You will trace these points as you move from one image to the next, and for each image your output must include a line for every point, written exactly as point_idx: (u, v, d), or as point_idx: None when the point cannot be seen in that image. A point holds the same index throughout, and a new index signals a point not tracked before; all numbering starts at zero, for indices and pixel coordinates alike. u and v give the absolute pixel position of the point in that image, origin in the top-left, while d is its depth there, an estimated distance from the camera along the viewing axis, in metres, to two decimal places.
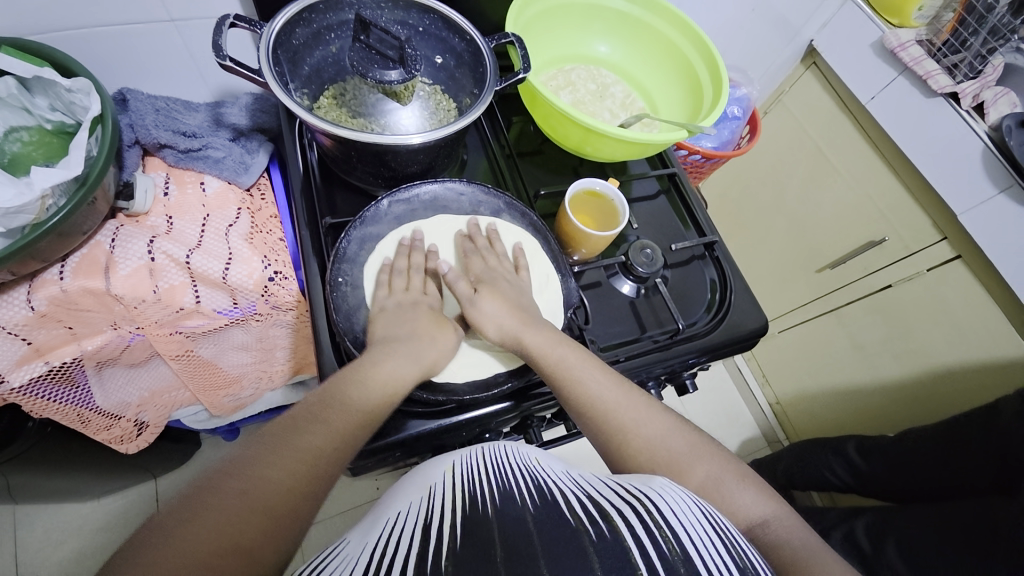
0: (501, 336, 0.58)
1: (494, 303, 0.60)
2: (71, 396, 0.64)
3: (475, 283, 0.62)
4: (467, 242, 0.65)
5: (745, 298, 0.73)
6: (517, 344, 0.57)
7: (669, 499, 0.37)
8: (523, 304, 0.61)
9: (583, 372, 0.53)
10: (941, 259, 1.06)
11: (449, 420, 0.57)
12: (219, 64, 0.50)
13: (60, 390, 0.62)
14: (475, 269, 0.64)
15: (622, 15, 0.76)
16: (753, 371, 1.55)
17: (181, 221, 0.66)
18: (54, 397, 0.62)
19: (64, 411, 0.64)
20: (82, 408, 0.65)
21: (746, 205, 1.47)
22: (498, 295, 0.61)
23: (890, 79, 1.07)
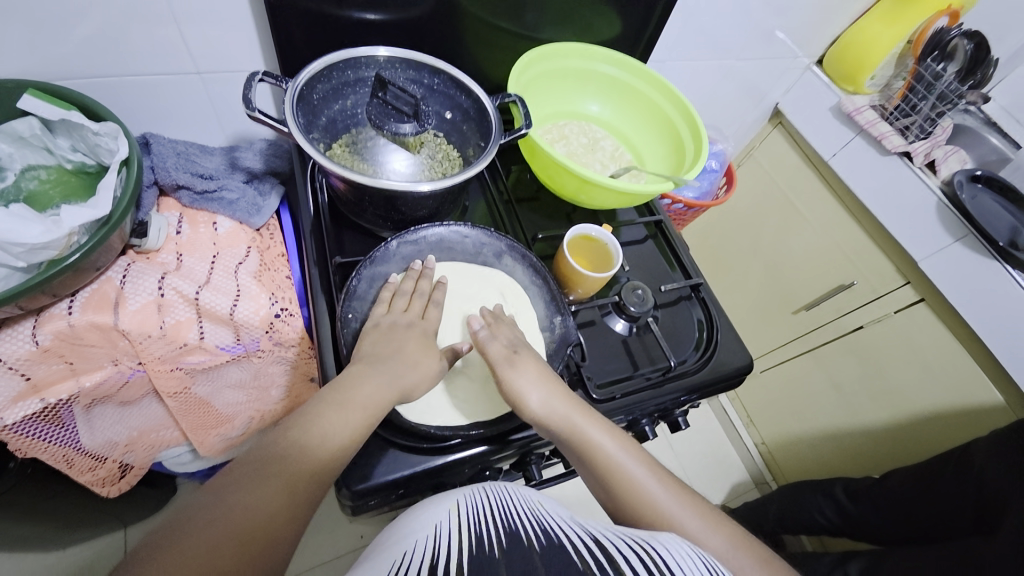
0: (544, 409, 0.56)
1: (533, 371, 0.58)
2: (57, 434, 0.63)
3: (512, 350, 0.60)
4: (494, 314, 0.65)
5: (730, 337, 0.77)
6: (565, 425, 0.56)
7: (672, 549, 0.39)
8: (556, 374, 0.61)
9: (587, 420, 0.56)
10: (907, 301, 1.13)
11: (453, 455, 0.58)
12: (247, 116, 0.55)
13: (47, 429, 0.61)
14: (506, 335, 0.62)
15: (611, 79, 0.84)
16: (738, 411, 1.59)
17: (190, 259, 0.67)
18: (41, 436, 0.61)
19: (51, 451, 0.63)
20: (69, 448, 0.64)
21: (724, 250, 1.55)
22: (536, 363, 0.59)
23: (849, 138, 1.18)
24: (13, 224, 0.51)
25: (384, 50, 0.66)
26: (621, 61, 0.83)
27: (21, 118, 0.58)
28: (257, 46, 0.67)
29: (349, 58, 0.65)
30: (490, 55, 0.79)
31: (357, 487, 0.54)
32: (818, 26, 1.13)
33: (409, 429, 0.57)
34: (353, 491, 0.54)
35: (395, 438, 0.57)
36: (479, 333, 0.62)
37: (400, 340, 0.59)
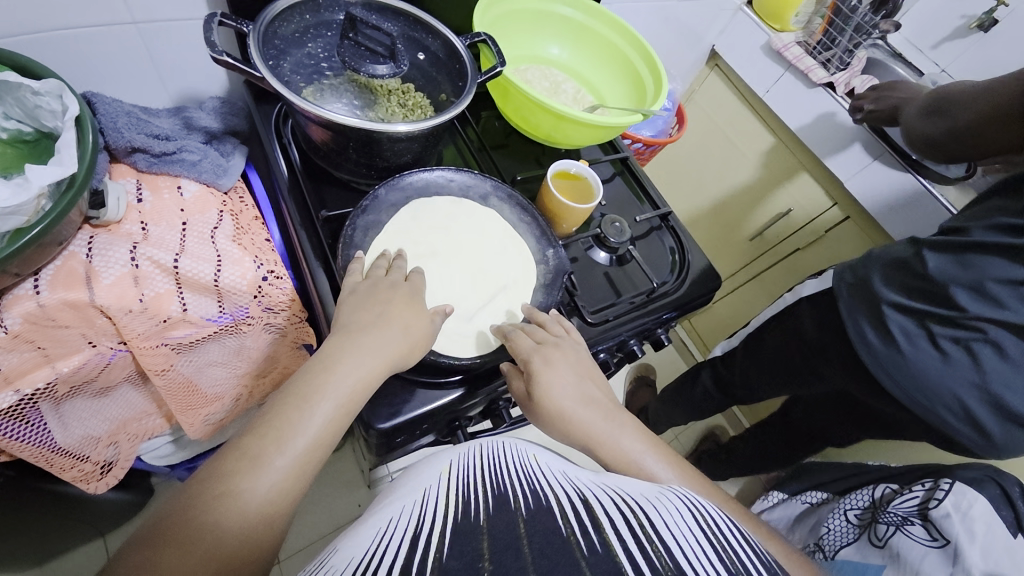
0: (565, 428, 0.57)
1: (551, 390, 0.57)
2: (27, 432, 0.61)
3: (527, 379, 0.58)
4: (502, 332, 0.62)
5: (700, 258, 0.85)
6: (583, 440, 0.57)
7: (666, 513, 0.37)
8: (583, 387, 0.59)
9: (634, 445, 0.57)
10: (836, 221, 1.27)
11: (465, 386, 0.61)
12: (214, 59, 0.52)
13: (16, 427, 0.60)
14: (522, 349, 0.60)
15: (568, 20, 0.85)
16: (696, 342, 1.73)
17: (158, 227, 0.62)
18: (15, 436, 0.61)
19: (29, 450, 0.62)
20: (45, 448, 0.64)
21: (671, 196, 1.65)
22: (550, 375, 0.58)
23: (779, 75, 1.28)
24: None
25: None
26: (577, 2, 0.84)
27: None
28: None
29: None
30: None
31: (382, 426, 0.55)
32: None
33: (427, 367, 0.59)
34: (379, 432, 0.55)
35: (413, 377, 0.59)
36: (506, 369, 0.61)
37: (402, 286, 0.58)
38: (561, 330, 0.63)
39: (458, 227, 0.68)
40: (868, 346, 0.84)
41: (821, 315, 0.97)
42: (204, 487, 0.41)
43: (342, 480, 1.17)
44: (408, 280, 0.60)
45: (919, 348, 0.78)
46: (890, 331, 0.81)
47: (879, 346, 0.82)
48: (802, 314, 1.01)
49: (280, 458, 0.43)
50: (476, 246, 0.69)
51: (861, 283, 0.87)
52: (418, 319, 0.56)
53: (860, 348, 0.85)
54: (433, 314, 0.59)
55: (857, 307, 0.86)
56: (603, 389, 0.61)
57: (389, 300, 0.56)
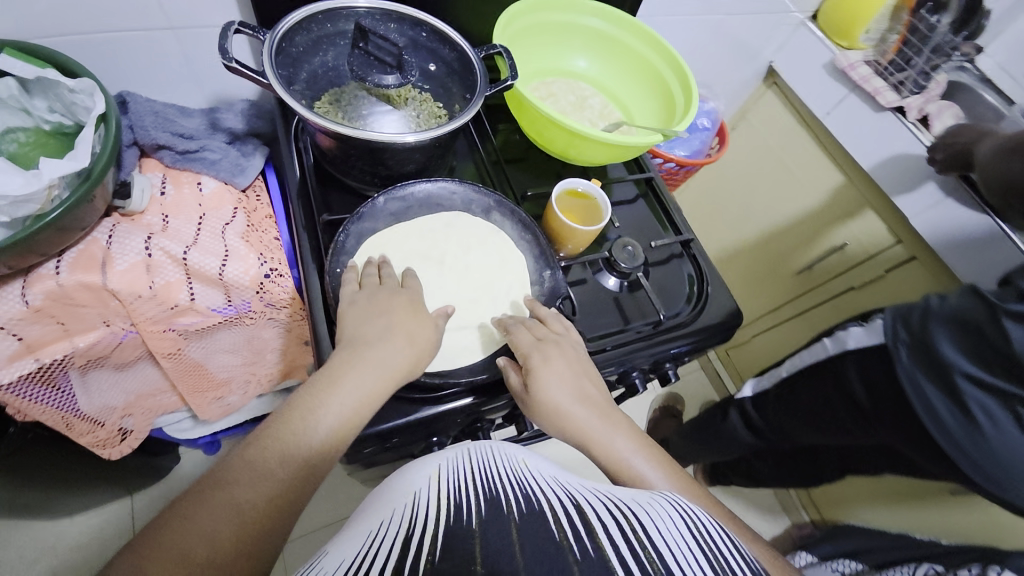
0: (558, 422, 0.56)
1: (550, 383, 0.57)
2: (52, 396, 0.68)
3: (526, 370, 0.58)
4: (503, 324, 0.63)
5: (720, 290, 0.79)
6: (578, 438, 0.56)
7: (656, 522, 0.40)
8: (585, 383, 0.59)
9: (628, 450, 0.56)
10: (898, 260, 1.14)
11: (443, 401, 0.59)
12: (225, 66, 0.54)
13: (42, 391, 0.67)
14: (522, 343, 0.60)
15: (599, 33, 0.82)
16: (731, 376, 1.62)
17: (177, 220, 0.66)
18: (39, 399, 0.67)
19: (51, 414, 0.69)
20: (68, 413, 0.71)
21: (716, 219, 1.56)
22: (549, 370, 0.57)
23: (842, 96, 1.17)
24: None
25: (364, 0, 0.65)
26: (608, 13, 0.80)
27: None
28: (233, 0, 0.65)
29: (329, 9, 0.63)
30: (475, 8, 0.78)
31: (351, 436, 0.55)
32: None
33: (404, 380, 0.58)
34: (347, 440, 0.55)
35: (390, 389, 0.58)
36: (503, 362, 0.60)
37: (385, 296, 0.57)
38: (562, 327, 0.62)
39: (451, 238, 0.68)
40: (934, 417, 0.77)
41: (865, 366, 0.87)
42: (201, 494, 0.42)
43: (346, 475, 1.20)
44: (405, 286, 0.60)
45: (989, 422, 0.71)
46: (964, 405, 0.73)
47: (950, 420, 0.75)
48: (844, 363, 0.90)
49: (281, 471, 0.45)
50: (479, 252, 0.68)
51: (919, 343, 0.78)
52: (409, 329, 0.56)
53: (929, 422, 0.78)
54: (436, 316, 0.60)
55: (916, 366, 0.78)
56: (603, 390, 0.60)
57: (391, 310, 0.56)
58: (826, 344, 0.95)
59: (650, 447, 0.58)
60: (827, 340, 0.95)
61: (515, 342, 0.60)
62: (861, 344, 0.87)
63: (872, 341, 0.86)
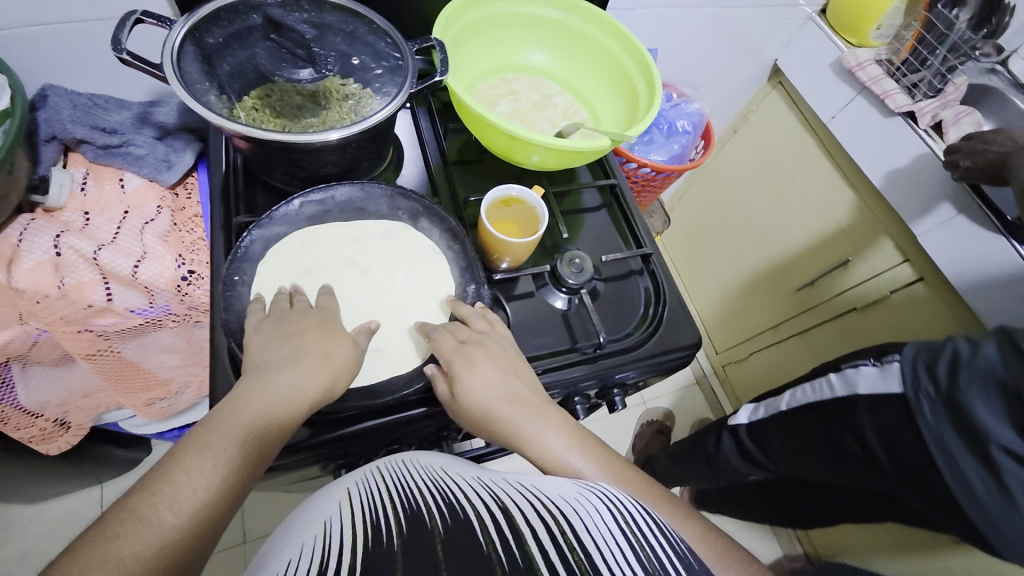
0: (486, 421, 0.52)
1: (471, 384, 0.52)
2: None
3: (448, 375, 0.54)
4: (424, 328, 0.59)
5: (679, 311, 0.72)
6: (509, 438, 0.51)
7: (597, 514, 0.35)
8: (511, 379, 0.54)
9: (562, 447, 0.51)
10: (904, 281, 1.03)
11: (357, 425, 0.55)
12: (117, 59, 0.50)
13: None
14: (444, 346, 0.55)
15: (560, 25, 0.76)
16: (728, 395, 1.52)
17: (97, 218, 0.64)
18: None
19: None
20: (3, 406, 0.69)
21: (716, 227, 1.47)
22: (469, 372, 0.53)
23: (850, 98, 1.06)
24: None
25: None
26: (567, 4, 0.74)
27: None
28: None
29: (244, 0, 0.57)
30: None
31: None
32: None
33: None
34: None
35: None
36: (428, 369, 0.55)
37: (288, 310, 0.53)
38: (485, 324, 0.57)
39: (382, 240, 0.64)
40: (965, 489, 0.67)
41: (882, 414, 0.76)
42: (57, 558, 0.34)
43: None
44: (318, 308, 0.55)
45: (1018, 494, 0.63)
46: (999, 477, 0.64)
47: (982, 488, 0.66)
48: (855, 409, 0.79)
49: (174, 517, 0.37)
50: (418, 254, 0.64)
51: (949, 399, 0.68)
52: (320, 344, 0.51)
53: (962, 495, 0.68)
54: (357, 334, 0.55)
55: (942, 423, 0.68)
56: (535, 385, 0.55)
57: (301, 334, 0.51)
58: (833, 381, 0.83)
59: (589, 439, 0.53)
60: (834, 375, 0.83)
61: (436, 348, 0.56)
62: (875, 389, 0.76)
63: (890, 389, 0.75)
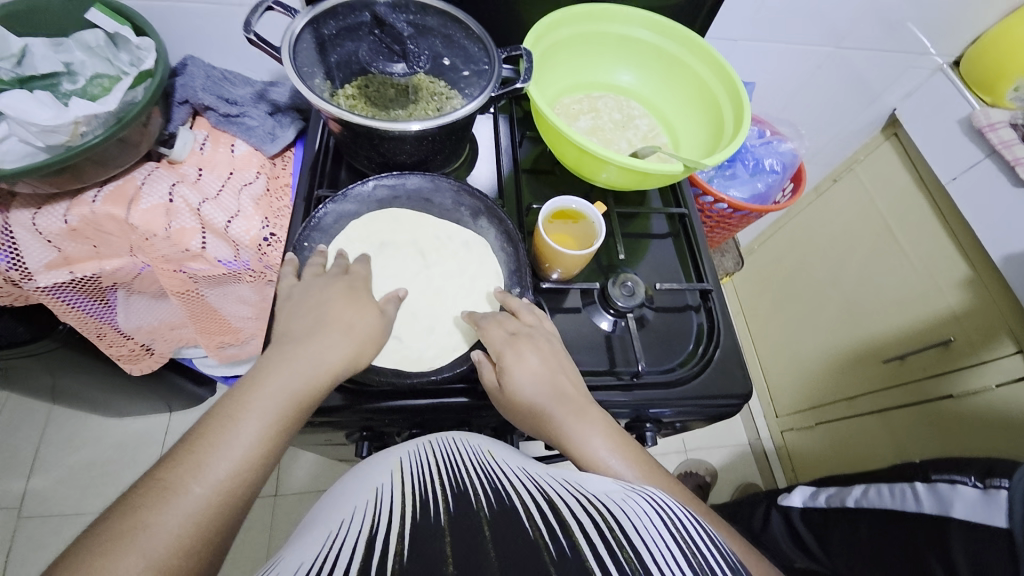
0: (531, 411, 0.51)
1: (519, 377, 0.52)
2: (95, 308, 0.77)
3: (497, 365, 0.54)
4: (472, 317, 0.61)
5: (731, 356, 0.67)
6: (553, 432, 0.51)
7: (639, 516, 0.34)
8: (558, 376, 0.54)
9: (603, 449, 0.50)
10: (1014, 375, 0.90)
11: (389, 401, 0.57)
12: (246, 39, 0.57)
13: (88, 304, 0.75)
14: (494, 338, 0.56)
15: (654, 48, 0.75)
16: (782, 464, 1.38)
17: (208, 175, 0.73)
18: (83, 309, 0.75)
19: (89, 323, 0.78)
20: (105, 324, 0.79)
21: (798, 277, 1.36)
22: (519, 365, 0.53)
23: (977, 160, 0.95)
24: (29, 108, 0.58)
25: None
26: (664, 27, 0.73)
27: (91, 31, 0.67)
28: None
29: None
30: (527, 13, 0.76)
31: None
32: (954, 15, 0.92)
33: None
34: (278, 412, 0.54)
35: None
36: (478, 360, 0.56)
37: (342, 281, 0.57)
38: (534, 318, 0.58)
39: (444, 229, 0.69)
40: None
41: (978, 549, 0.64)
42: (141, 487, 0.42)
43: None
44: (350, 274, 0.58)
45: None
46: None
47: None
48: (945, 532, 0.68)
49: (198, 486, 0.39)
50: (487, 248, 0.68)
51: None
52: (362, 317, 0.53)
53: None
54: (383, 303, 0.57)
55: None
56: (579, 384, 0.55)
57: (328, 301, 0.53)
58: (920, 492, 0.74)
59: (628, 441, 0.52)
60: (922, 484, 0.74)
61: (485, 337, 0.56)
62: (972, 515, 0.66)
63: (991, 520, 0.64)
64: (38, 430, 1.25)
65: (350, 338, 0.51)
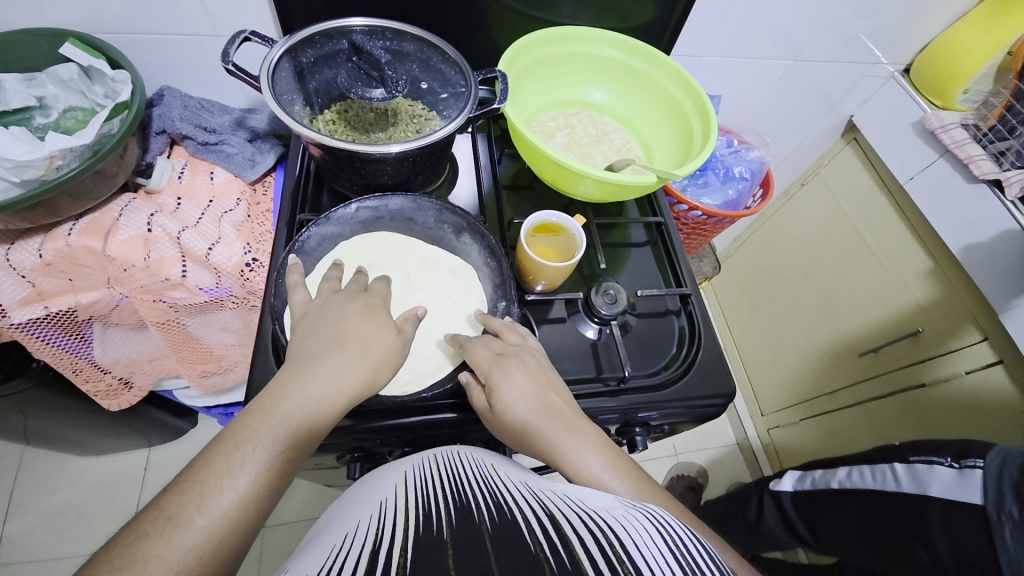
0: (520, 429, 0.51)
1: (508, 395, 0.53)
2: (70, 343, 0.75)
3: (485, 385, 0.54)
4: (456, 340, 0.61)
5: (713, 358, 0.69)
6: (543, 449, 0.51)
7: (637, 530, 0.33)
8: (545, 391, 0.54)
9: (594, 462, 0.50)
10: (982, 362, 0.94)
11: (379, 421, 0.57)
12: (224, 68, 0.58)
13: (66, 339, 0.73)
14: (480, 359, 0.56)
15: (623, 66, 0.78)
16: (769, 462, 1.41)
17: (187, 204, 0.72)
18: (59, 345, 0.73)
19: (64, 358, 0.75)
20: (80, 358, 0.77)
21: (774, 278, 1.40)
22: (505, 383, 0.53)
23: (931, 160, 1.00)
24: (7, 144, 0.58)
25: (362, 20, 0.65)
26: (632, 46, 0.76)
27: (63, 64, 0.67)
28: (268, 15, 0.72)
29: (334, 27, 0.64)
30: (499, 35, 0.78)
31: None
32: (899, 28, 0.98)
33: None
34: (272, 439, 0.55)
35: None
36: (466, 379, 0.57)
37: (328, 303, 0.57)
38: (517, 337, 0.59)
39: (421, 253, 0.69)
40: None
41: (955, 526, 0.66)
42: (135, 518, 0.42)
43: None
44: (368, 290, 0.56)
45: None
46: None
47: None
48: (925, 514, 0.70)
49: (203, 518, 0.37)
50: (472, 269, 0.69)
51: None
52: None
53: None
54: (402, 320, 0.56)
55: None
56: (567, 399, 0.55)
57: (315, 322, 0.53)
58: (899, 473, 0.76)
59: (618, 453, 0.52)
60: (901, 466, 0.75)
61: (472, 359, 0.57)
62: (949, 494, 0.68)
63: (966, 497, 0.66)
64: (9, 475, 1.20)
65: (366, 360, 0.49)
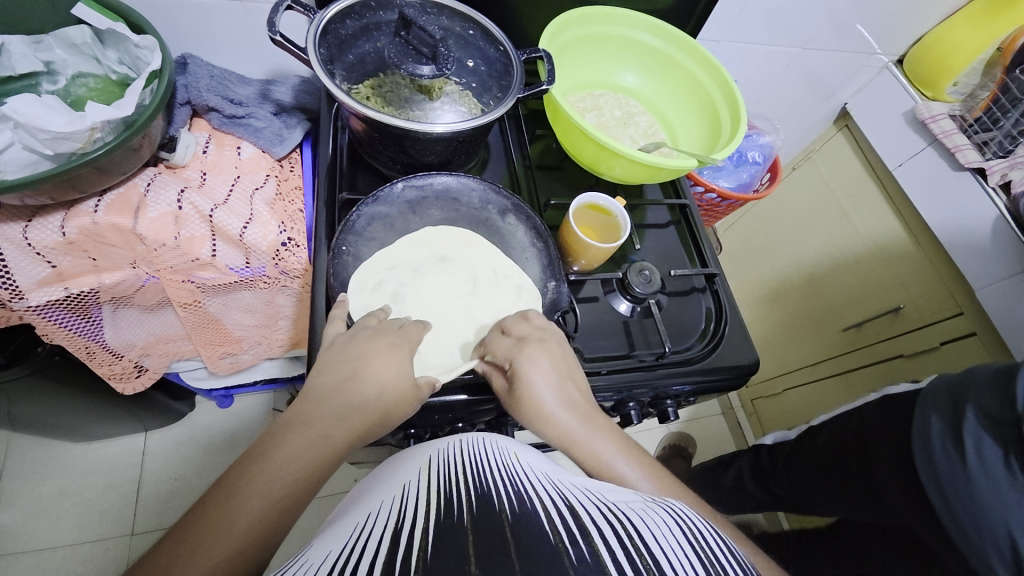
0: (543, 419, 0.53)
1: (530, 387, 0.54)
2: (83, 326, 0.71)
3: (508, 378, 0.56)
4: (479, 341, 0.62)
5: (738, 333, 0.74)
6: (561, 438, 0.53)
7: (658, 530, 0.33)
8: (567, 382, 0.56)
9: (611, 452, 0.53)
10: (956, 334, 1.03)
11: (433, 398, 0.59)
12: (270, 38, 0.55)
13: (74, 321, 0.69)
14: (501, 351, 0.57)
15: (653, 50, 0.79)
16: (752, 428, 1.53)
17: (213, 179, 0.70)
18: (67, 325, 0.68)
19: (76, 341, 0.71)
20: (90, 340, 0.72)
21: (763, 256, 1.48)
22: (528, 372, 0.54)
23: (920, 148, 1.07)
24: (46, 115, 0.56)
25: None
26: (664, 31, 0.78)
27: (75, 27, 0.62)
28: None
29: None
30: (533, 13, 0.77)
31: None
32: (898, 21, 1.04)
33: None
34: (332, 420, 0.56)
35: None
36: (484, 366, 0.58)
37: None
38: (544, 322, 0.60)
39: (453, 238, 0.70)
40: (935, 482, 0.63)
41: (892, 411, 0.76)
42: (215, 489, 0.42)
43: None
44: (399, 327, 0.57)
45: (994, 477, 0.57)
46: (960, 446, 0.61)
47: (939, 457, 0.62)
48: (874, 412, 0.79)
49: None
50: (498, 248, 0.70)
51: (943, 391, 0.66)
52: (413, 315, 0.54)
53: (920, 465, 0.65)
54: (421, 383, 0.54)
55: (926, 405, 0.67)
56: (586, 394, 0.57)
57: None
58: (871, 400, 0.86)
59: (635, 450, 0.56)
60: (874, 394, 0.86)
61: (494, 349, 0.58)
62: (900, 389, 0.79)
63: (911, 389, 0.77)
64: None
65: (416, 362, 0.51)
